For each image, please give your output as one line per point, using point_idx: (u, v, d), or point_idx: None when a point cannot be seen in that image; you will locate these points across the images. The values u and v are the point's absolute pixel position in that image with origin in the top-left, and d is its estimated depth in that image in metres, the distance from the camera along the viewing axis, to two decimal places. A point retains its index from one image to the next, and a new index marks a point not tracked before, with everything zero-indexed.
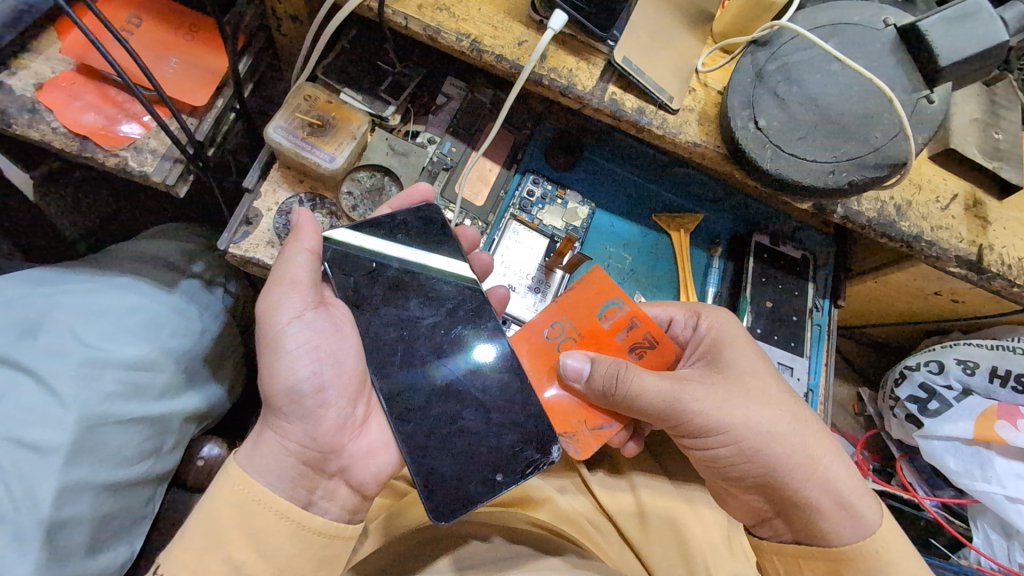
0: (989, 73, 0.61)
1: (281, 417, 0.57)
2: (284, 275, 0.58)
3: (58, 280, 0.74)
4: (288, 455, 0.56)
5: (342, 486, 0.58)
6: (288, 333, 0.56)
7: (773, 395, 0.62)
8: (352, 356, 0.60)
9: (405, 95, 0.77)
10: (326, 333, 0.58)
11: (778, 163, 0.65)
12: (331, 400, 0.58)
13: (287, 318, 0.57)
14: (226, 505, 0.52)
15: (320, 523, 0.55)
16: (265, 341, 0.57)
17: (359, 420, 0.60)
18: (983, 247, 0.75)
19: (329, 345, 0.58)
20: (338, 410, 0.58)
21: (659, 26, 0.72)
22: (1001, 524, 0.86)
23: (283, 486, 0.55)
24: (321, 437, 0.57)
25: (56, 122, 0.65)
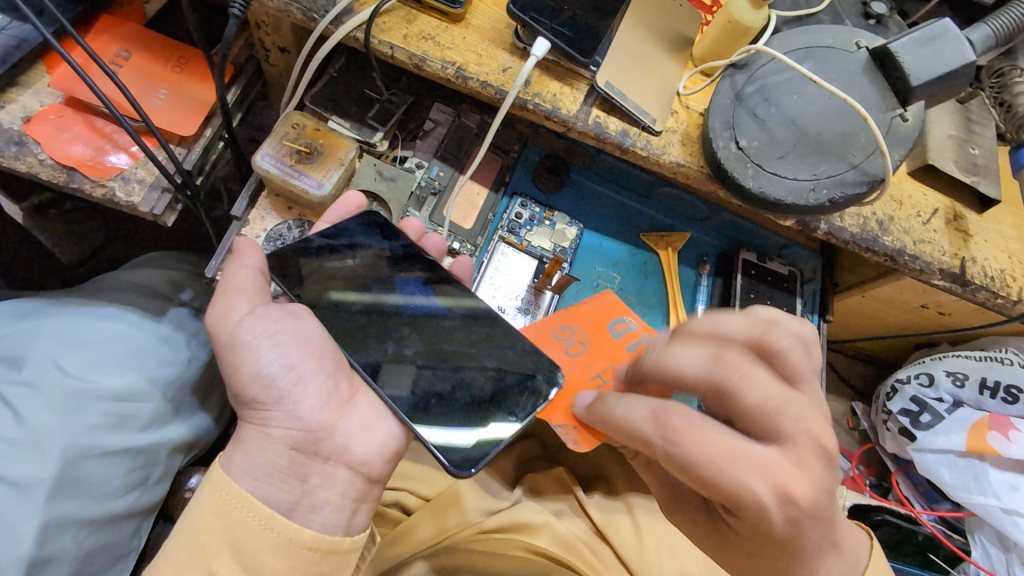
0: (960, 91, 0.63)
1: (259, 407, 0.57)
2: (225, 284, 0.59)
3: (45, 312, 0.73)
4: (276, 442, 0.57)
5: (342, 470, 0.58)
6: (244, 329, 0.57)
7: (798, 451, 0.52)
8: (317, 335, 0.60)
9: (392, 121, 0.78)
10: (282, 322, 0.59)
11: (761, 182, 0.66)
12: (304, 378, 0.58)
13: (239, 317, 0.57)
14: (209, 515, 0.52)
15: (308, 536, 0.54)
16: (223, 343, 0.58)
17: (345, 396, 0.60)
18: (965, 260, 0.77)
19: (290, 328, 0.59)
20: (316, 386, 0.59)
21: (640, 51, 0.74)
22: (999, 536, 0.86)
23: (271, 487, 0.55)
24: (305, 417, 0.58)
25: (44, 154, 0.65)
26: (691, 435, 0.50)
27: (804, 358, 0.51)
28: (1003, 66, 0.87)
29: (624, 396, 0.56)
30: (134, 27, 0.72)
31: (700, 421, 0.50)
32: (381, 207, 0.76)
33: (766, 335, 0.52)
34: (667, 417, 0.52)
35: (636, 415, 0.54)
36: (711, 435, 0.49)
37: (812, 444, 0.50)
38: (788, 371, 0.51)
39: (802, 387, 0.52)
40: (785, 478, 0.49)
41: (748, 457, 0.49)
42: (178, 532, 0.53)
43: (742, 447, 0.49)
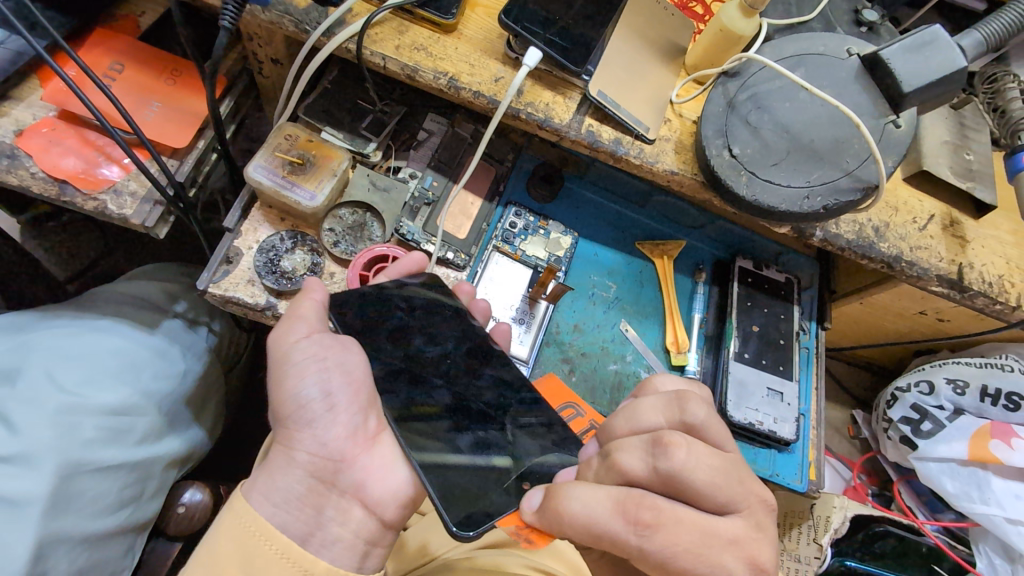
0: (952, 97, 0.63)
1: (291, 431, 0.54)
2: (293, 310, 0.59)
3: (37, 325, 0.73)
4: (297, 467, 0.53)
5: (355, 506, 0.54)
6: (297, 350, 0.56)
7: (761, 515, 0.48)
8: (362, 367, 0.58)
9: (386, 132, 0.78)
10: (331, 349, 0.56)
11: (754, 189, 0.66)
12: (336, 405, 0.54)
13: (296, 338, 0.56)
14: (228, 542, 0.50)
15: (322, 570, 0.51)
16: (274, 363, 0.57)
17: (373, 430, 0.57)
18: (963, 266, 0.77)
19: (336, 355, 0.56)
20: (346, 415, 0.55)
21: (634, 61, 0.74)
22: (1004, 548, 0.83)
23: (287, 515, 0.52)
24: (329, 444, 0.54)
25: (35, 167, 0.65)
26: (666, 526, 0.44)
27: (721, 422, 0.50)
28: (995, 72, 0.87)
29: (580, 486, 0.46)
30: (129, 41, 0.72)
31: (670, 508, 0.45)
32: (374, 217, 0.75)
33: (684, 411, 0.50)
34: (637, 508, 0.45)
35: (598, 514, 0.45)
36: (683, 521, 0.45)
37: (762, 503, 0.48)
38: (716, 439, 0.49)
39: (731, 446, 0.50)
40: (754, 548, 0.46)
41: (719, 534, 0.45)
42: (191, 561, 0.50)
43: (712, 527, 0.45)
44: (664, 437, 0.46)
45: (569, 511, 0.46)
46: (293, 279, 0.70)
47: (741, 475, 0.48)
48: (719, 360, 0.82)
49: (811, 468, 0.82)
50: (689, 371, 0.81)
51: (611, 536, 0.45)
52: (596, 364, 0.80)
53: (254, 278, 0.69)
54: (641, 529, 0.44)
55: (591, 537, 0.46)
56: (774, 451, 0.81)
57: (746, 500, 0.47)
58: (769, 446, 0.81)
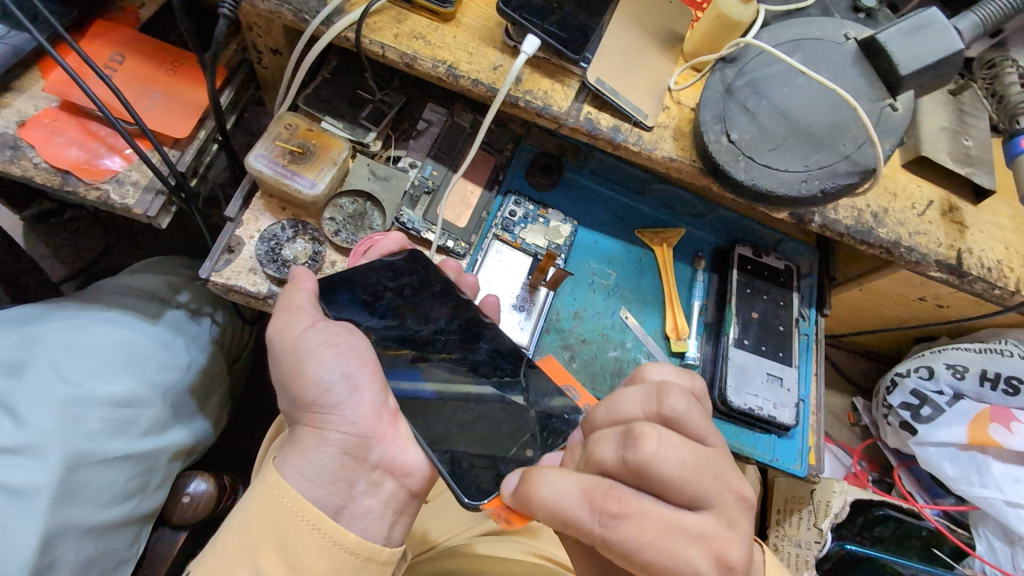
0: (949, 80, 0.63)
1: (317, 413, 0.55)
2: (288, 302, 0.58)
3: (42, 316, 0.73)
4: (329, 445, 0.54)
5: (387, 479, 0.56)
6: (309, 338, 0.56)
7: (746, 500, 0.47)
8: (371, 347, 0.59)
9: (385, 122, 0.78)
10: (340, 335, 0.57)
11: (753, 173, 0.66)
12: (361, 387, 0.56)
13: (303, 327, 0.57)
14: (261, 512, 0.51)
15: (352, 541, 0.52)
16: (286, 353, 0.56)
17: (393, 410, 0.58)
18: (962, 251, 0.77)
19: (348, 339, 0.57)
20: (370, 395, 0.56)
21: (632, 48, 0.74)
22: (1004, 531, 0.83)
23: (320, 489, 0.53)
24: (357, 423, 0.55)
25: (38, 157, 0.65)
26: (632, 518, 0.44)
27: (703, 416, 0.49)
28: (994, 58, 0.87)
29: (551, 472, 0.47)
30: (129, 32, 0.73)
31: (637, 501, 0.44)
32: (375, 207, 0.75)
33: (663, 404, 0.48)
34: (604, 499, 0.45)
35: (565, 501, 0.45)
36: (650, 514, 0.44)
37: (737, 499, 0.47)
38: (696, 433, 0.48)
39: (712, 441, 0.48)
40: (723, 542, 0.45)
41: (687, 528, 0.44)
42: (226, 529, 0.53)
43: (678, 519, 0.44)
44: (636, 430, 0.45)
45: (539, 497, 0.46)
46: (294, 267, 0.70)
47: (716, 470, 0.46)
48: (719, 346, 0.83)
49: (811, 453, 0.82)
50: (689, 357, 0.82)
51: (578, 525, 0.45)
52: (597, 351, 0.81)
53: (256, 266, 0.70)
54: (607, 520, 0.44)
55: (560, 525, 0.46)
56: (774, 437, 0.81)
57: (719, 495, 0.46)
58: (769, 432, 0.81)
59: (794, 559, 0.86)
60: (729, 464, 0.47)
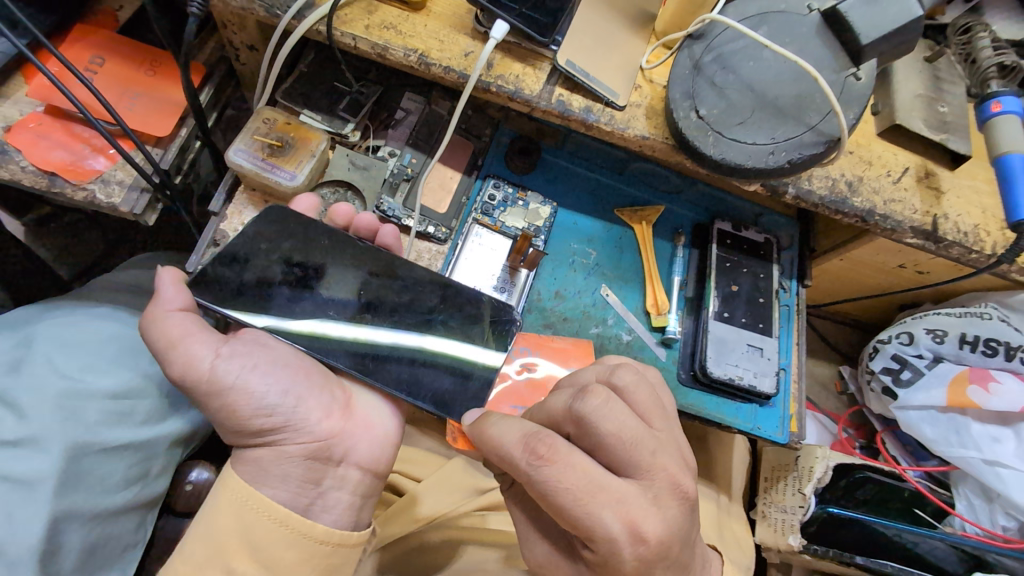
0: (913, 46, 0.64)
1: (267, 436, 0.58)
2: (171, 334, 0.56)
3: (40, 315, 0.76)
4: (292, 457, 0.59)
5: (352, 471, 0.61)
6: (222, 372, 0.56)
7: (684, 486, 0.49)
8: (295, 355, 0.62)
9: (363, 112, 0.80)
10: (255, 353, 0.59)
11: (721, 149, 0.68)
12: (303, 397, 0.60)
13: (209, 361, 0.56)
14: (227, 516, 0.54)
15: (320, 531, 0.56)
16: (202, 393, 0.57)
17: (342, 405, 0.63)
18: (937, 217, 0.78)
19: (265, 356, 0.59)
20: (316, 401, 0.61)
21: (602, 28, 0.75)
22: (982, 488, 0.87)
23: (285, 491, 0.58)
24: (315, 429, 0.60)
25: (25, 161, 0.67)
26: (556, 465, 0.47)
27: (650, 399, 0.53)
28: (968, 22, 0.86)
29: (506, 417, 0.52)
30: (107, 34, 0.74)
31: (566, 450, 0.47)
32: (355, 195, 0.78)
33: (613, 376, 0.54)
34: (537, 443, 0.48)
35: (507, 444, 0.50)
36: (575, 465, 0.47)
37: (668, 482, 0.48)
38: (639, 411, 0.52)
39: (656, 424, 0.52)
40: (641, 513, 0.46)
41: (609, 489, 0.46)
42: (192, 534, 0.55)
43: (602, 479, 0.47)
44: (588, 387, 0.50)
45: (488, 434, 0.51)
46: None
47: (653, 448, 0.49)
48: (700, 320, 0.84)
49: (793, 420, 0.84)
50: (670, 332, 0.84)
51: (512, 463, 0.49)
52: (579, 328, 0.83)
53: None
54: (535, 461, 0.47)
55: (499, 461, 0.50)
56: (755, 406, 0.83)
57: (650, 470, 0.48)
58: (750, 402, 0.83)
59: (781, 524, 0.90)
60: (669, 448, 0.50)
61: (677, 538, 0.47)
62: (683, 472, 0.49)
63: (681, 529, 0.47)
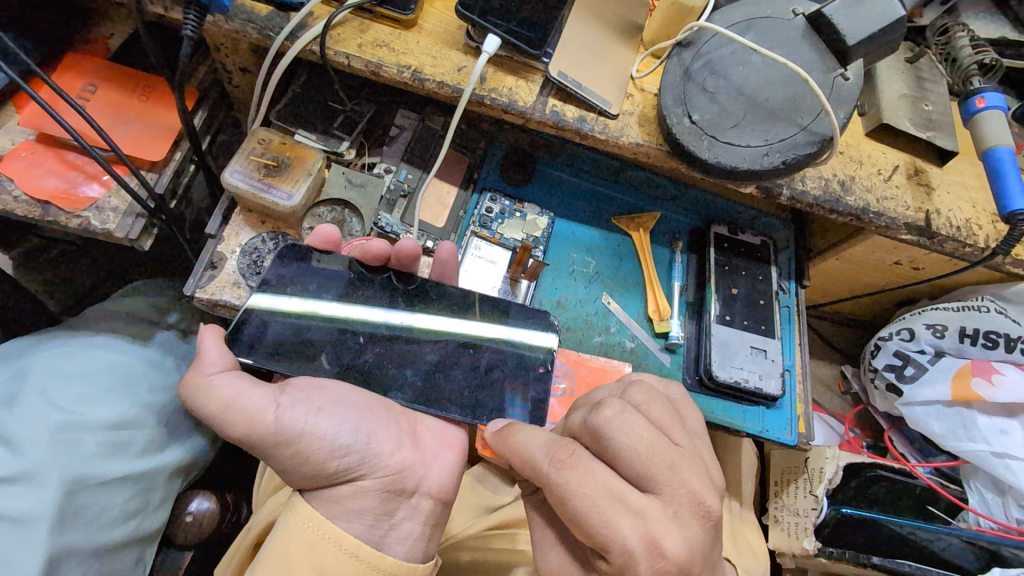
0: (896, 46, 0.65)
1: (343, 476, 0.54)
2: (222, 397, 0.52)
3: (34, 347, 0.74)
4: (371, 492, 0.54)
5: (424, 500, 0.56)
6: (287, 419, 0.53)
7: (705, 500, 0.46)
8: (352, 392, 0.58)
9: (358, 130, 0.80)
10: (314, 395, 0.55)
11: (716, 151, 0.68)
12: (372, 431, 0.56)
13: (272, 411, 0.53)
14: (295, 546, 0.50)
15: (393, 564, 0.52)
16: (268, 447, 0.53)
17: (409, 433, 0.59)
18: (930, 213, 0.78)
19: (325, 397, 0.56)
20: (384, 434, 0.57)
21: (592, 39, 0.76)
22: (993, 482, 0.86)
23: (361, 524, 0.53)
24: (389, 463, 0.56)
25: (17, 190, 0.66)
26: (579, 470, 0.47)
27: (668, 412, 0.51)
28: (946, 24, 0.86)
29: (529, 426, 0.53)
30: (100, 62, 0.74)
31: (587, 458, 0.47)
32: (353, 213, 0.77)
33: (627, 393, 0.53)
34: (561, 449, 0.49)
35: (529, 450, 0.51)
36: (593, 472, 0.46)
37: (689, 498, 0.46)
38: (659, 424, 0.50)
39: (677, 438, 0.49)
40: (659, 528, 0.44)
41: (626, 500, 0.45)
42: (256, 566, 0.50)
43: (622, 490, 0.46)
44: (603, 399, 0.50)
45: (513, 440, 0.53)
46: None
47: (673, 462, 0.47)
48: (702, 324, 0.84)
49: (800, 421, 0.84)
50: (674, 337, 0.83)
51: (536, 470, 0.50)
52: (581, 337, 0.82)
53: (240, 280, 0.71)
54: (557, 466, 0.48)
55: (522, 468, 0.51)
56: (762, 409, 0.83)
57: (669, 486, 0.46)
58: (757, 404, 0.83)
59: (794, 528, 0.89)
60: (690, 463, 0.47)
61: (699, 556, 0.45)
62: (707, 486, 0.47)
63: (703, 548, 0.45)
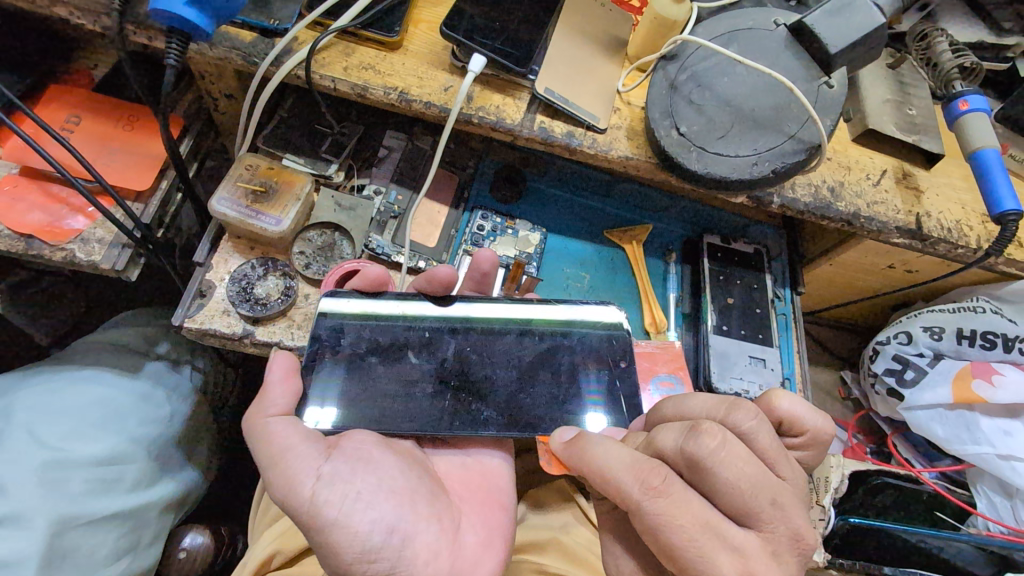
0: (878, 54, 0.66)
1: None
2: (275, 446, 0.53)
3: (18, 384, 0.73)
4: None
5: None
6: (322, 501, 0.51)
7: (806, 541, 0.46)
8: (396, 476, 0.56)
9: (346, 153, 0.80)
10: (357, 474, 0.53)
11: (705, 162, 0.68)
12: (410, 533, 0.53)
13: (309, 484, 0.51)
14: None
15: None
16: (301, 524, 0.51)
17: (452, 533, 0.57)
18: (921, 216, 0.79)
19: (367, 483, 0.53)
20: (426, 534, 0.54)
21: (578, 55, 0.76)
22: (1001, 484, 0.85)
23: None
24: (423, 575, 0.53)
25: (0, 225, 0.66)
26: (670, 497, 0.46)
27: (775, 441, 0.49)
28: (924, 28, 0.88)
29: (606, 439, 0.51)
30: (82, 93, 0.74)
31: (679, 486, 0.47)
32: (343, 236, 0.76)
33: (731, 416, 0.51)
34: (651, 473, 0.47)
35: (611, 466, 0.49)
36: (688, 504, 0.45)
37: (790, 535, 0.46)
38: (766, 455, 0.49)
39: (779, 470, 0.49)
40: (760, 568, 0.44)
41: (724, 535, 0.45)
42: None
43: (717, 524, 0.45)
44: (701, 425, 0.48)
45: (589, 456, 0.50)
46: (268, 304, 0.70)
47: (776, 497, 0.46)
48: (700, 335, 0.84)
49: None
50: None
51: (620, 490, 0.48)
52: None
53: (229, 307, 0.70)
54: (648, 493, 0.46)
55: (604, 487, 0.49)
56: None
57: (771, 521, 0.46)
58: None
59: None
60: (795, 499, 0.47)
61: None
62: (807, 525, 0.47)
63: None
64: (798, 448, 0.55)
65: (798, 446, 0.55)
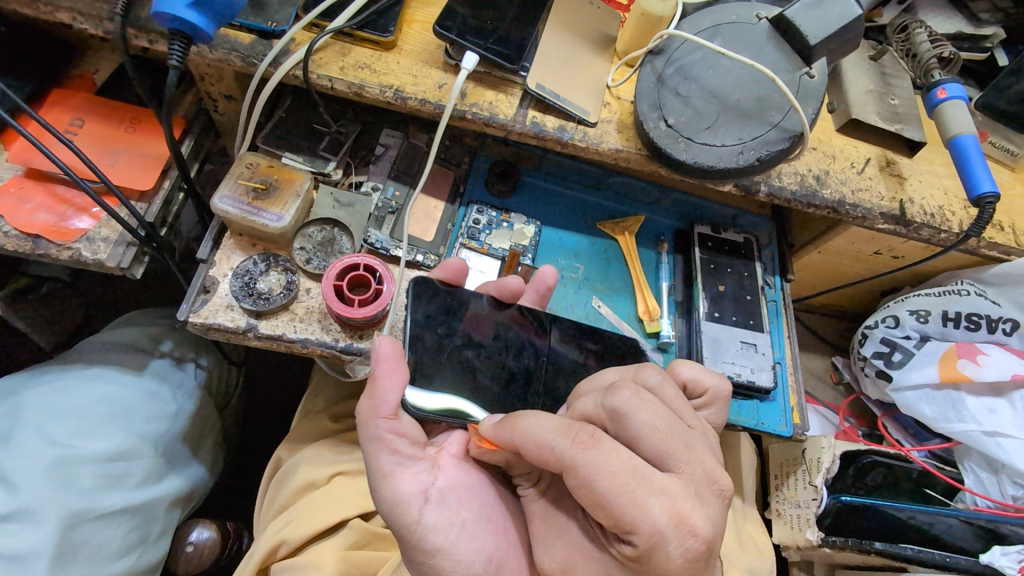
0: (857, 45, 0.68)
1: None
2: (382, 464, 0.57)
3: (26, 382, 0.74)
4: None
5: None
6: (429, 522, 0.57)
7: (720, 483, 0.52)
8: (492, 505, 0.62)
9: (344, 150, 0.82)
10: (461, 501, 0.60)
11: (692, 152, 0.71)
12: (502, 563, 0.59)
13: (419, 506, 0.57)
14: None
15: None
16: (404, 540, 0.57)
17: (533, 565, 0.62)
18: (904, 202, 0.81)
19: (470, 512, 0.59)
20: (514, 564, 0.60)
21: (567, 51, 0.78)
22: (987, 461, 0.88)
23: None
24: None
25: (8, 226, 0.67)
26: (601, 448, 0.49)
27: (678, 396, 0.56)
28: (905, 21, 0.89)
29: (535, 409, 0.54)
30: (85, 97, 0.76)
31: (608, 439, 0.50)
32: (342, 231, 0.78)
33: (640, 376, 0.57)
34: (578, 432, 0.50)
35: (542, 429, 0.51)
36: (617, 451, 0.49)
37: (705, 477, 0.51)
38: (673, 405, 0.56)
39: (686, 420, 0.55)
40: (685, 505, 0.48)
41: (652, 481, 0.48)
42: None
43: (644, 469, 0.49)
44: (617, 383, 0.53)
45: (519, 427, 0.53)
46: (271, 298, 0.72)
47: (687, 440, 0.52)
48: (692, 322, 0.86)
49: (795, 413, 0.85)
50: (665, 336, 0.85)
51: (554, 452, 0.50)
52: None
53: (233, 302, 0.72)
54: (580, 446, 0.49)
55: (538, 454, 0.51)
56: (756, 402, 0.84)
57: (686, 464, 0.51)
58: (750, 397, 0.84)
59: (796, 520, 0.90)
60: (702, 442, 0.53)
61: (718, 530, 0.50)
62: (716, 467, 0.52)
63: (721, 523, 0.50)
64: (701, 408, 0.65)
65: (699, 406, 0.65)
